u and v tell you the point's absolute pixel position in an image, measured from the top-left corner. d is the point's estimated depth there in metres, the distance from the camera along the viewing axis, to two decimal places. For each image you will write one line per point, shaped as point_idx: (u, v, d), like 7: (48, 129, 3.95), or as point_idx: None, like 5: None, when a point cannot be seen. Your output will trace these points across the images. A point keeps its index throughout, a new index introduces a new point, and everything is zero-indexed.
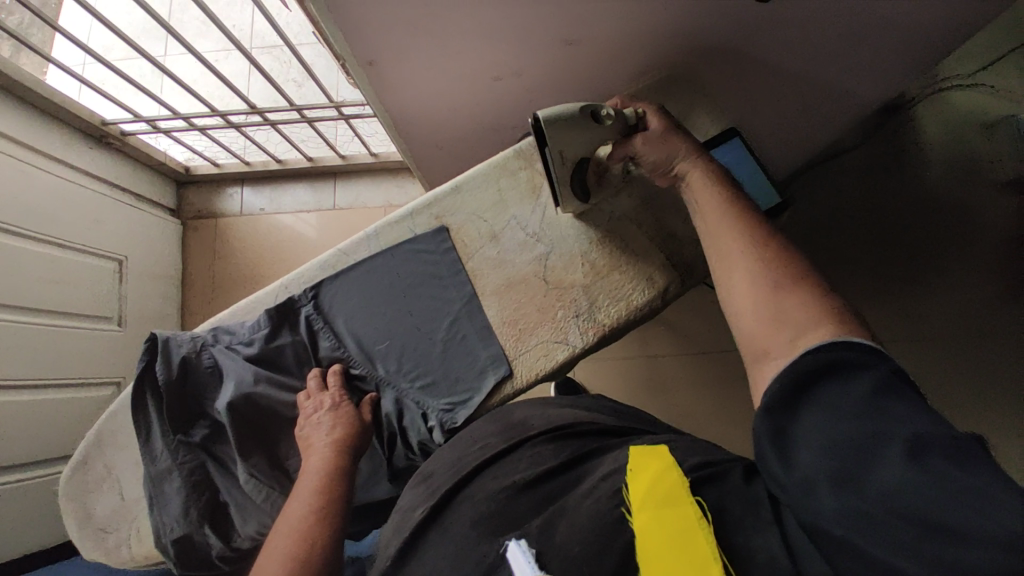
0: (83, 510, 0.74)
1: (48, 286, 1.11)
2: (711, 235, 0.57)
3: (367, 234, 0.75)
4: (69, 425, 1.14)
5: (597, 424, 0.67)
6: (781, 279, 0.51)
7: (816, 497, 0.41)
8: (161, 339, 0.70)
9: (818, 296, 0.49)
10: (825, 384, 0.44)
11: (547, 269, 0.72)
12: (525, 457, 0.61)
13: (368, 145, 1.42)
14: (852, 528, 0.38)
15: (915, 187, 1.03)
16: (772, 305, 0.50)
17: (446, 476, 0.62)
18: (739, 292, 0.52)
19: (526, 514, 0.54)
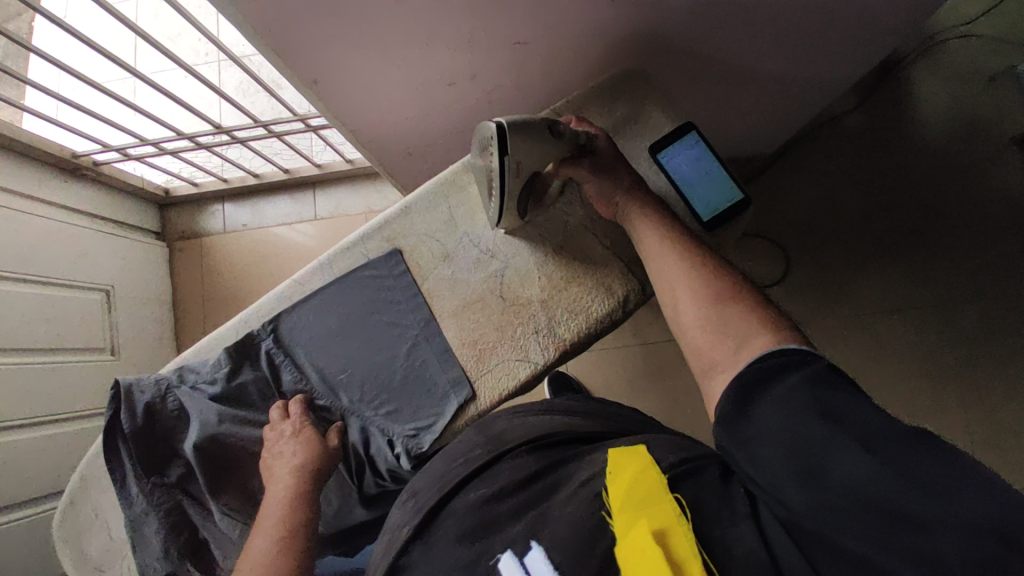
0: (76, 552, 0.76)
1: (36, 325, 1.12)
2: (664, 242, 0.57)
3: (321, 262, 0.74)
4: (73, 457, 1.16)
5: (574, 429, 0.65)
6: (725, 291, 0.52)
7: (787, 489, 0.42)
8: (126, 386, 0.70)
9: (758, 308, 0.51)
10: (768, 390, 0.45)
11: (503, 286, 0.70)
12: (503, 469, 0.60)
13: (342, 152, 1.40)
14: (826, 524, 0.39)
15: (917, 148, 1.11)
16: (717, 320, 0.51)
17: (431, 492, 0.60)
18: (686, 309, 0.53)
19: (502, 526, 0.54)
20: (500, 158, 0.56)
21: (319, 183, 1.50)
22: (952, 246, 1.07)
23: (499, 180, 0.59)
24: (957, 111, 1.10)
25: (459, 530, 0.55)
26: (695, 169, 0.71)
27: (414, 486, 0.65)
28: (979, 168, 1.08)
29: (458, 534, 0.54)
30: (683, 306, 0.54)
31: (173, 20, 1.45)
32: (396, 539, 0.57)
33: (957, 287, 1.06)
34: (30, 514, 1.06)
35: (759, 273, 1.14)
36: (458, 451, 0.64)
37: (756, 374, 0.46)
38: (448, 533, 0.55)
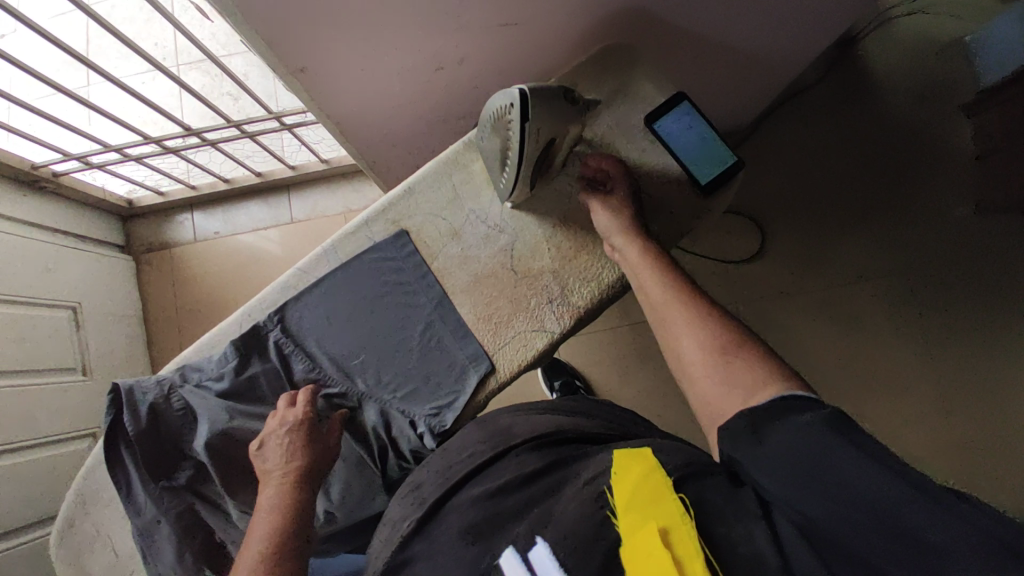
0: (78, 570, 0.72)
1: (1, 345, 1.05)
2: (665, 283, 0.61)
3: (326, 248, 0.73)
4: (54, 484, 1.10)
5: (580, 429, 0.67)
6: (729, 342, 0.55)
7: (791, 489, 0.45)
8: (126, 388, 0.66)
9: (769, 362, 0.53)
10: (782, 424, 0.47)
11: (514, 259, 0.71)
12: (509, 465, 0.60)
13: (316, 151, 1.36)
14: (819, 511, 0.43)
15: (876, 117, 1.19)
16: (723, 370, 0.54)
17: (435, 485, 0.62)
18: (691, 357, 0.57)
19: (510, 522, 0.55)
20: (519, 124, 0.54)
21: (292, 187, 1.47)
22: (923, 204, 1.14)
23: (518, 154, 0.57)
24: (917, 75, 1.18)
25: (460, 527, 0.56)
26: (690, 136, 0.71)
27: (414, 479, 0.67)
28: (940, 131, 1.16)
29: (460, 534, 0.55)
30: (689, 349, 0.57)
31: (129, 21, 1.40)
32: (396, 533, 0.59)
33: (936, 243, 1.13)
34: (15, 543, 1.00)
35: (739, 250, 1.20)
36: (461, 444, 0.65)
37: (756, 418, 0.49)
38: (448, 531, 0.56)
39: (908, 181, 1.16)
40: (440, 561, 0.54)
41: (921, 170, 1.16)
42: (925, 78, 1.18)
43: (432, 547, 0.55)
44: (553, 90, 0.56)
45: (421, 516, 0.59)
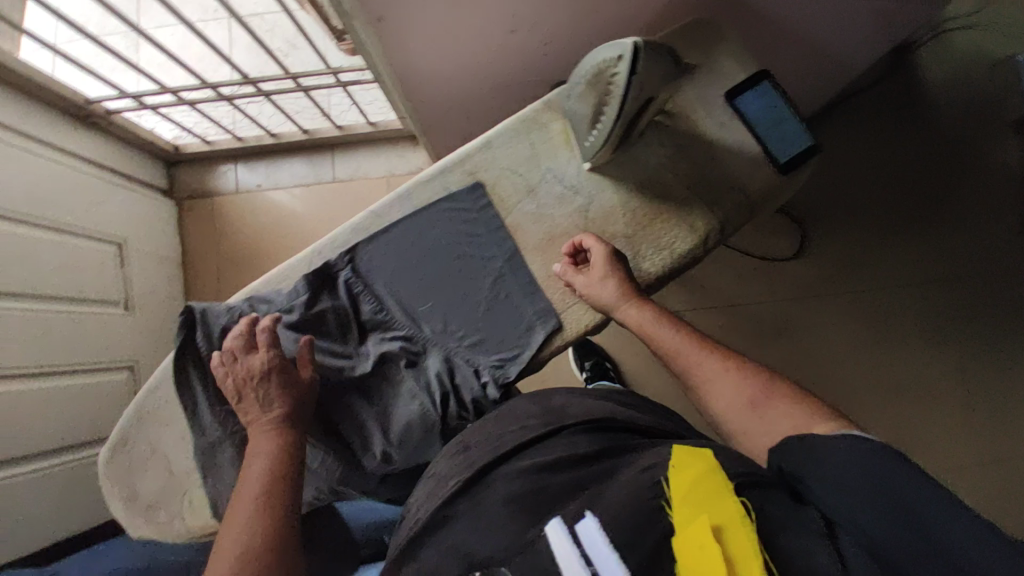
0: (128, 489, 0.73)
1: (48, 272, 1.06)
2: (690, 342, 0.65)
3: (399, 194, 0.73)
4: (93, 412, 1.13)
5: (631, 420, 0.67)
6: (766, 392, 0.59)
7: (834, 491, 0.48)
8: (199, 311, 0.68)
9: (806, 403, 0.57)
10: (831, 450, 0.50)
11: (587, 221, 0.72)
12: (561, 443, 0.62)
13: (365, 113, 1.36)
14: (857, 510, 0.46)
15: (926, 127, 1.18)
16: (764, 416, 0.57)
17: (484, 449, 0.64)
18: (730, 407, 0.60)
19: (559, 497, 0.56)
20: (626, 78, 0.53)
21: (336, 147, 1.47)
22: (964, 217, 1.15)
23: (618, 112, 0.56)
24: (965, 89, 1.17)
25: (504, 496, 0.57)
26: (768, 118, 0.70)
27: (461, 442, 0.68)
28: (984, 149, 1.16)
29: (507, 501, 0.57)
30: (724, 401, 0.60)
31: None
32: (442, 488, 0.61)
33: (974, 258, 1.14)
34: (50, 464, 1.04)
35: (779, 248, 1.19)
36: (514, 416, 0.67)
37: (809, 447, 0.52)
38: (494, 497, 0.58)
39: (949, 194, 1.16)
40: (487, 521, 0.56)
41: (966, 184, 1.16)
42: (980, 92, 1.17)
43: (478, 511, 0.57)
44: (659, 50, 0.54)
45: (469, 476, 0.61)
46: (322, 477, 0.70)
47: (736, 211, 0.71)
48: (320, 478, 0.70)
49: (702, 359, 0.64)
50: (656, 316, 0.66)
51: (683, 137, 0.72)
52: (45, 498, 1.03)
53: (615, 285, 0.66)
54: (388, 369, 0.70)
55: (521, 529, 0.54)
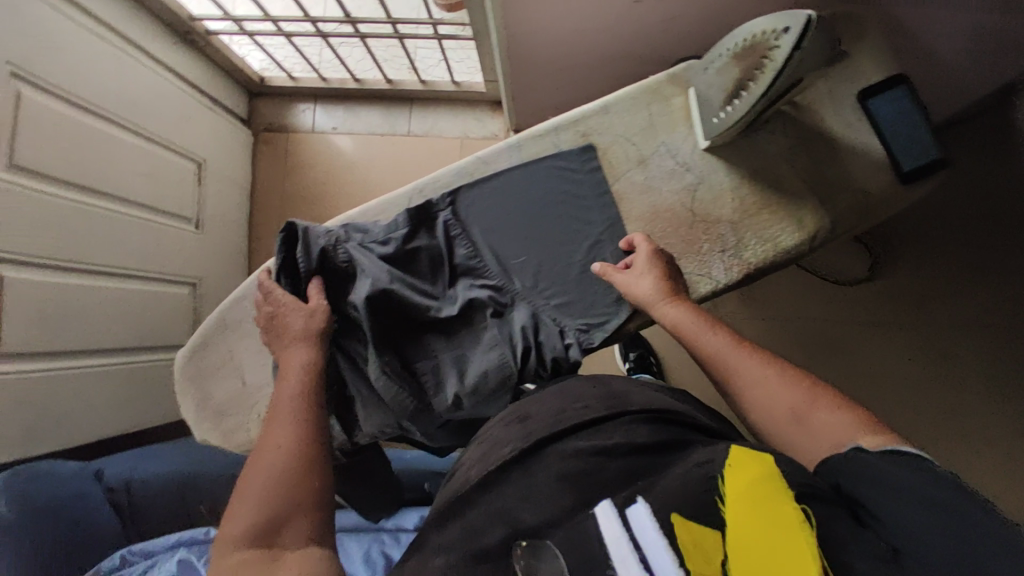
0: (202, 392, 0.75)
1: (133, 176, 1.09)
2: (729, 342, 0.60)
3: (509, 145, 0.73)
4: (155, 318, 1.16)
5: (702, 420, 0.61)
6: (807, 398, 0.53)
7: (883, 502, 0.42)
8: (300, 228, 0.68)
9: (856, 413, 0.50)
10: (879, 460, 0.45)
11: (694, 201, 0.70)
12: (619, 430, 0.57)
13: (452, 71, 1.36)
14: (911, 530, 0.40)
15: None
16: (802, 429, 0.52)
17: (545, 421, 0.61)
18: (765, 415, 0.55)
19: (613, 484, 0.52)
20: (788, 53, 0.52)
21: (416, 102, 1.47)
22: None
23: (766, 87, 0.55)
24: None
25: (557, 471, 0.54)
26: (901, 122, 0.68)
27: (520, 411, 0.66)
28: None
29: (561, 478, 0.53)
30: (760, 409, 0.55)
31: None
32: (495, 455, 0.59)
33: None
34: (114, 362, 1.07)
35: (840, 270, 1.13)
36: (576, 394, 0.64)
37: (861, 457, 0.46)
38: (547, 473, 0.54)
39: None
40: (536, 497, 0.53)
41: None
42: None
43: (530, 483, 0.54)
44: (824, 30, 0.53)
45: (524, 447, 0.58)
46: (387, 415, 0.69)
47: (849, 212, 0.69)
48: (385, 416, 0.69)
49: (739, 363, 0.58)
50: (692, 315, 0.63)
51: (807, 130, 0.71)
52: (106, 392, 1.05)
53: (649, 281, 0.65)
54: (474, 318, 0.70)
55: (567, 513, 0.51)
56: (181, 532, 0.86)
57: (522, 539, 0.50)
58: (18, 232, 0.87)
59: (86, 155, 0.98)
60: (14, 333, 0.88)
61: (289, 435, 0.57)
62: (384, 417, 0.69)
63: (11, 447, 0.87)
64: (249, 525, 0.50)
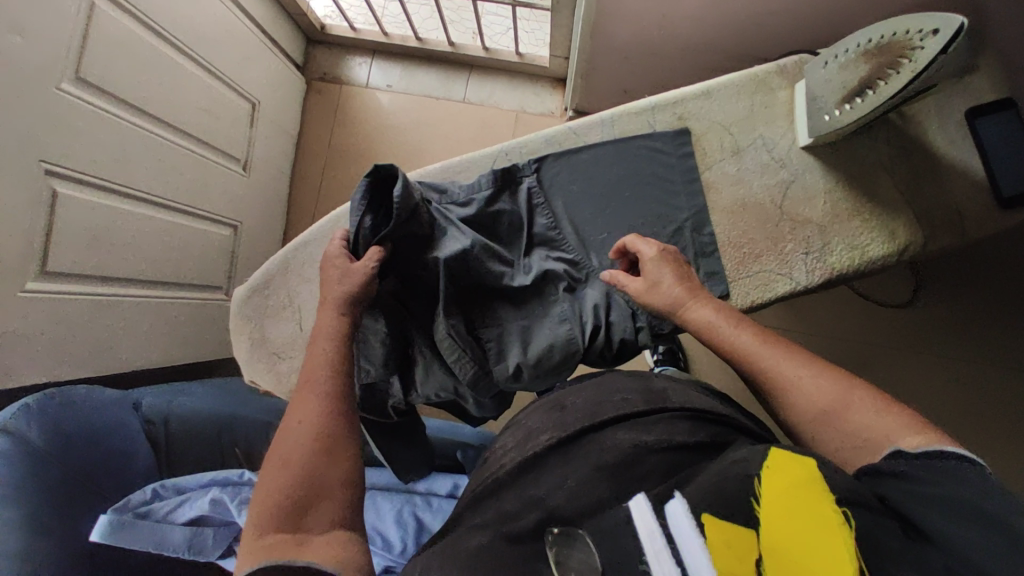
0: (259, 332, 0.74)
1: (189, 107, 1.07)
2: (754, 338, 0.58)
3: (602, 118, 0.71)
4: (196, 256, 1.14)
5: (750, 427, 0.60)
6: (840, 399, 0.51)
7: (931, 512, 0.40)
8: (398, 172, 0.64)
9: (898, 413, 0.48)
10: (929, 474, 0.42)
11: (785, 198, 0.68)
12: (657, 428, 0.56)
13: (519, 41, 1.32)
14: (958, 541, 0.38)
15: None
16: (841, 430, 0.50)
17: (584, 412, 0.60)
18: (800, 417, 0.53)
19: (648, 478, 0.52)
20: (932, 56, 0.50)
21: (475, 69, 1.44)
22: None
23: (898, 90, 0.53)
24: None
25: (592, 461, 0.54)
26: (1009, 144, 0.65)
27: (561, 399, 0.65)
28: None
29: (595, 467, 0.53)
30: (793, 408, 0.53)
31: None
32: (533, 441, 0.59)
33: None
34: (159, 295, 1.05)
35: (886, 291, 1.12)
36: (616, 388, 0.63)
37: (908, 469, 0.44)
38: (583, 463, 0.54)
39: None
40: (571, 485, 0.53)
41: None
42: None
43: (565, 470, 0.54)
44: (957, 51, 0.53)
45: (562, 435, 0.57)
46: (450, 380, 0.68)
47: (943, 226, 0.68)
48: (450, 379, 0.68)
49: (765, 362, 0.56)
50: (714, 311, 0.60)
51: (909, 141, 0.69)
52: (148, 322, 1.03)
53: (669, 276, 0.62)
54: (549, 291, 0.69)
55: (600, 503, 0.51)
56: (213, 473, 0.85)
57: (554, 525, 0.50)
58: (78, 149, 0.86)
59: (148, 80, 0.96)
60: (65, 251, 0.86)
61: (319, 410, 0.55)
62: (446, 380, 0.68)
63: (54, 365, 0.86)
64: (278, 504, 0.49)
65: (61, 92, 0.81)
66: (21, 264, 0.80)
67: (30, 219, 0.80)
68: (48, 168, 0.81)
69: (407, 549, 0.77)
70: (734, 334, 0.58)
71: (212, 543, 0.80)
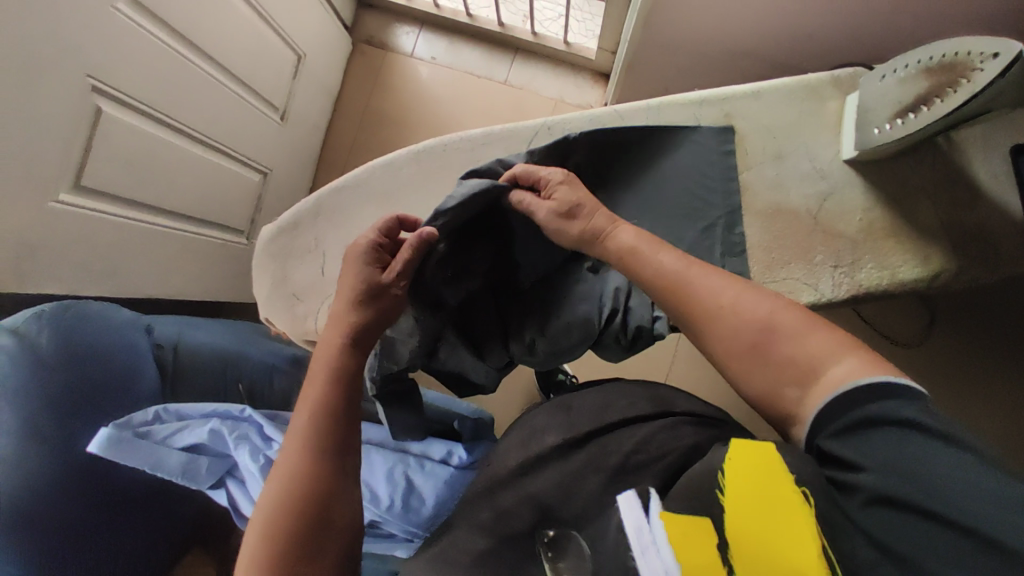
0: (281, 271, 0.75)
1: (236, 48, 1.07)
2: (677, 265, 0.56)
3: (650, 105, 0.72)
4: (222, 196, 1.15)
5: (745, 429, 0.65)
6: (759, 335, 0.50)
7: (885, 507, 0.38)
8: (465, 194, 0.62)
9: (820, 336, 0.48)
10: (876, 450, 0.40)
11: (820, 209, 0.68)
12: (660, 431, 0.61)
13: (569, 29, 1.32)
14: (911, 541, 0.36)
15: None
16: (773, 365, 0.49)
17: (589, 416, 0.66)
18: (720, 353, 0.52)
19: (646, 474, 0.58)
20: (990, 79, 0.49)
21: (520, 52, 1.44)
22: None
23: (952, 109, 0.53)
24: None
25: (593, 465, 0.60)
26: None
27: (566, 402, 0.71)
28: None
29: (596, 470, 0.59)
30: (724, 347, 0.51)
31: None
32: (537, 442, 0.64)
33: None
34: (184, 229, 1.07)
35: (900, 328, 1.12)
36: (624, 394, 0.69)
37: (845, 433, 0.43)
38: (585, 463, 0.60)
39: None
40: (575, 491, 0.59)
41: None
42: None
43: (564, 471, 0.61)
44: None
45: (564, 439, 0.63)
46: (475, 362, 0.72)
47: (980, 258, 0.67)
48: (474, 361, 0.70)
49: (692, 299, 0.54)
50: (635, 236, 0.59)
51: (954, 169, 0.68)
52: (170, 254, 1.05)
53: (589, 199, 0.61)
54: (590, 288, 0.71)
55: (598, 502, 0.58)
56: (216, 404, 0.86)
57: (550, 529, 0.59)
58: (125, 71, 0.86)
59: (200, 14, 0.97)
60: (100, 169, 0.87)
61: (312, 428, 0.58)
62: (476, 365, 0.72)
63: (76, 278, 0.88)
64: (267, 519, 0.54)
65: (116, 12, 0.81)
66: (56, 174, 0.80)
67: (71, 131, 0.80)
68: (94, 84, 0.82)
69: (394, 504, 0.78)
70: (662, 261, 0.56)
71: (206, 472, 0.81)
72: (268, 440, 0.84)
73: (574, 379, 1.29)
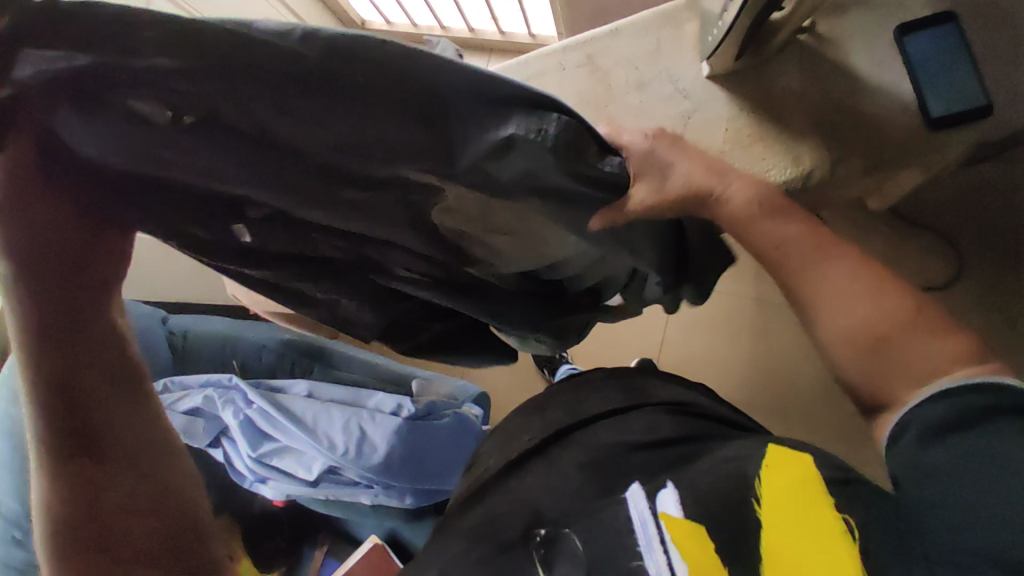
0: None
1: None
2: (795, 235, 0.49)
3: (519, 63, 0.79)
4: None
5: (714, 410, 0.68)
6: (889, 321, 0.44)
7: (925, 479, 0.39)
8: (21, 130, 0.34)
9: (946, 341, 0.42)
10: (942, 423, 0.40)
11: (686, 127, 0.70)
12: (643, 418, 0.63)
13: (529, 23, 1.40)
14: (934, 512, 0.38)
15: None
16: (883, 358, 0.44)
17: (564, 410, 0.69)
18: (839, 334, 0.46)
19: (636, 470, 0.58)
20: None
21: (494, 52, 1.54)
22: None
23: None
24: None
25: (580, 458, 0.61)
26: (940, 55, 0.63)
27: (544, 399, 0.74)
28: None
29: (583, 465, 0.60)
30: (846, 317, 0.46)
31: None
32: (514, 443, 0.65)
33: None
34: None
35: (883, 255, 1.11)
36: (604, 389, 0.70)
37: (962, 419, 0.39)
38: (568, 459, 0.62)
39: None
40: (559, 483, 0.60)
41: None
42: None
43: (552, 473, 0.61)
44: None
45: (548, 436, 0.65)
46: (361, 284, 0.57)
47: (857, 153, 0.65)
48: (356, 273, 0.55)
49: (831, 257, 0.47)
50: (760, 206, 0.50)
51: (824, 66, 0.67)
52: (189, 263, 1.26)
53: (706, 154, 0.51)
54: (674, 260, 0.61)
55: (593, 498, 0.58)
56: (211, 375, 0.99)
57: (542, 528, 0.59)
58: None
59: None
60: None
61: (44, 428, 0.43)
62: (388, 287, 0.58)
63: None
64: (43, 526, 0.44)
65: None
66: None
67: None
68: None
69: (348, 451, 0.88)
70: (772, 237, 0.49)
71: (203, 433, 0.97)
72: (249, 400, 0.94)
73: (565, 355, 1.32)
